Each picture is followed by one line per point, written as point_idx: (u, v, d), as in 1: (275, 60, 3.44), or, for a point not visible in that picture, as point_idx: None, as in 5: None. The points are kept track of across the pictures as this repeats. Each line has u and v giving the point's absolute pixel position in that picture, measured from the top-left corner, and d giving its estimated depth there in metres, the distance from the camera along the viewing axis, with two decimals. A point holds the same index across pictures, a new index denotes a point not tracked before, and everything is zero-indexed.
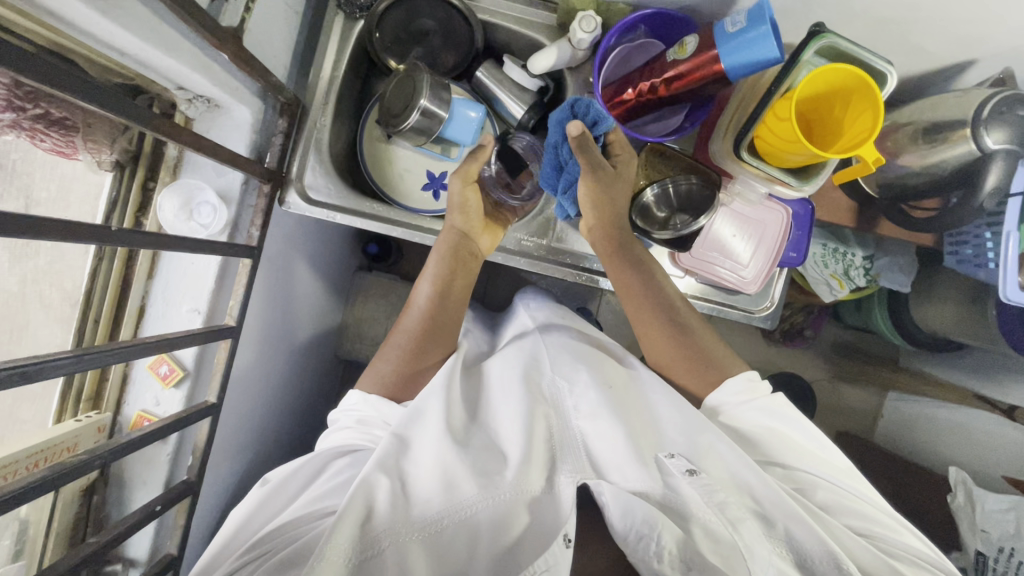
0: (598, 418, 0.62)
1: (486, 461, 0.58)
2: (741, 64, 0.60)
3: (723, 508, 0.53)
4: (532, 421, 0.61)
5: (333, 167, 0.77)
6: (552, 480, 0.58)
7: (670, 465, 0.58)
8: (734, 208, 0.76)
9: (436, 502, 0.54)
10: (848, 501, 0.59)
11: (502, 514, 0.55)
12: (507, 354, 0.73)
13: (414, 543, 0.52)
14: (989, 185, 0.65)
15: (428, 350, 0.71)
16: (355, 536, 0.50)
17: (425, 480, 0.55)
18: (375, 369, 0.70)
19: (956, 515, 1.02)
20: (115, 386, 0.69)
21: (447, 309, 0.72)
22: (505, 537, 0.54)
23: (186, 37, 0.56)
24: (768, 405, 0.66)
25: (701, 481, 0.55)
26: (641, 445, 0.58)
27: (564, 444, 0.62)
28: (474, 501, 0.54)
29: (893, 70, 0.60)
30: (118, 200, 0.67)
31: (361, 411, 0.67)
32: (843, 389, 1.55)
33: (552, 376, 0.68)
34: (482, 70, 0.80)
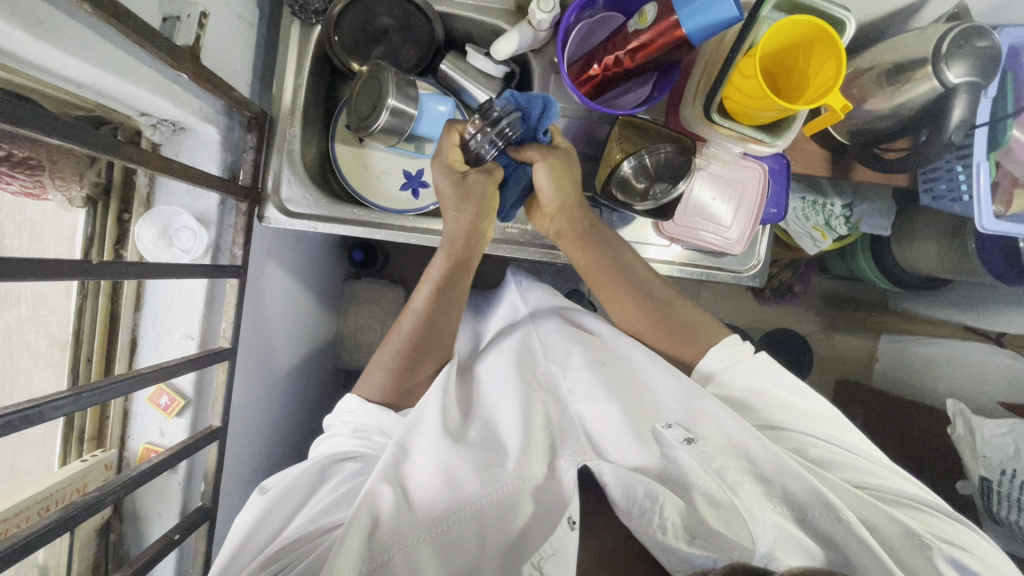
0: (595, 399, 0.63)
1: (487, 455, 0.59)
2: (703, 26, 0.61)
3: (722, 474, 0.53)
4: (529, 408, 0.63)
5: (308, 176, 0.76)
6: (553, 464, 0.59)
7: (668, 435, 0.58)
8: (711, 170, 0.77)
9: (440, 501, 0.55)
10: (838, 455, 0.61)
11: (506, 502, 0.56)
12: (497, 352, 0.73)
13: (423, 543, 0.53)
14: (955, 119, 0.66)
15: (420, 368, 0.69)
16: (363, 547, 0.50)
17: (427, 480, 0.56)
18: (374, 367, 0.69)
19: (959, 445, 1.05)
20: (116, 422, 0.69)
21: (441, 327, 0.70)
22: (513, 525, 0.55)
23: (142, 61, 0.55)
24: (752, 368, 0.67)
25: (700, 449, 0.56)
26: (637, 420, 0.60)
27: (563, 426, 0.63)
28: (477, 495, 0.55)
29: (851, 16, 0.60)
30: (95, 235, 0.66)
31: (358, 423, 0.66)
32: (837, 337, 1.59)
33: (545, 362, 0.70)
34: (446, 62, 0.81)
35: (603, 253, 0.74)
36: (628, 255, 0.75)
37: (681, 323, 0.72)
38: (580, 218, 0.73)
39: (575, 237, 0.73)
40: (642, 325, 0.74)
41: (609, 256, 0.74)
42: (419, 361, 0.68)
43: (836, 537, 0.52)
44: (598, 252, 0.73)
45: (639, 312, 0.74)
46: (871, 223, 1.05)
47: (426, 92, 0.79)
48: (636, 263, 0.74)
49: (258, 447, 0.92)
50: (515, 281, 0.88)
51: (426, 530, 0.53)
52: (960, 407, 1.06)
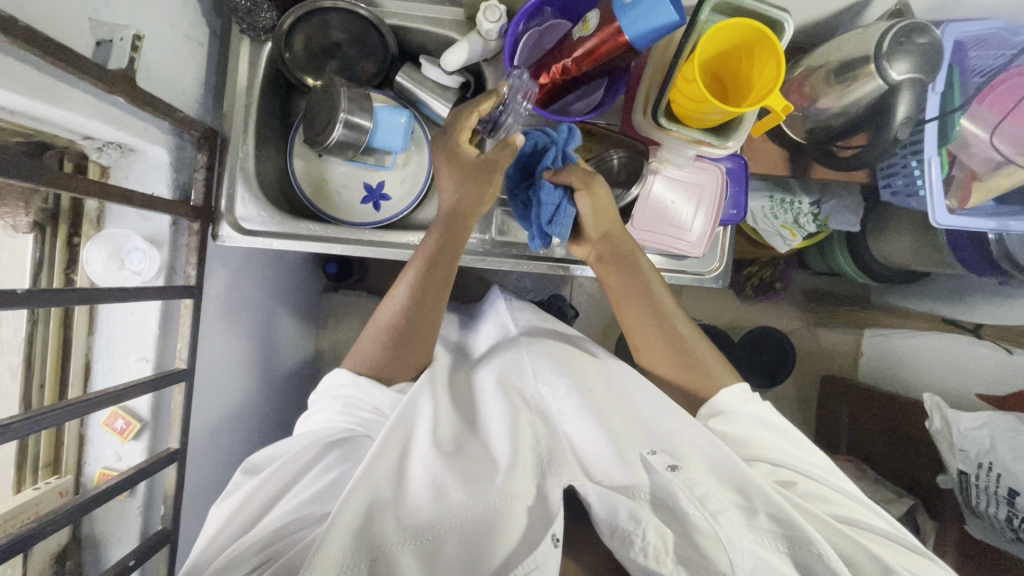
0: (583, 420, 0.63)
1: (475, 471, 0.58)
2: (643, 31, 0.61)
3: (704, 501, 0.53)
4: (517, 423, 0.62)
5: (262, 193, 0.76)
6: (541, 485, 0.58)
7: (654, 461, 0.57)
8: (667, 173, 0.76)
9: (425, 511, 0.54)
10: (827, 493, 0.61)
11: (489, 519, 0.54)
12: (500, 368, 0.72)
13: (405, 549, 0.51)
14: (899, 117, 0.64)
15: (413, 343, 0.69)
16: (345, 543, 0.50)
17: (415, 493, 0.55)
18: (360, 353, 0.69)
19: (936, 439, 1.03)
20: (72, 448, 0.68)
21: (430, 291, 0.69)
22: (493, 554, 0.51)
23: (75, 86, 0.54)
24: (761, 412, 0.66)
25: (684, 475, 0.55)
26: (624, 444, 0.59)
27: (552, 448, 0.61)
28: (462, 506, 0.54)
29: (788, 16, 0.59)
30: (44, 260, 0.65)
31: (349, 396, 0.66)
32: (821, 333, 1.59)
33: (535, 383, 0.69)
34: (401, 74, 0.80)
35: (629, 280, 0.73)
36: (655, 284, 0.74)
37: (691, 362, 0.71)
38: (613, 250, 0.74)
39: (607, 266, 0.75)
40: (656, 356, 0.73)
41: (634, 282, 0.73)
42: (403, 341, 0.69)
43: (814, 567, 0.52)
44: (623, 278, 0.74)
45: (660, 347, 0.72)
46: (840, 220, 1.05)
47: (381, 105, 0.79)
48: (663, 296, 0.73)
49: (231, 465, 0.91)
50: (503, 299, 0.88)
51: (409, 536, 0.52)
52: (936, 400, 1.04)
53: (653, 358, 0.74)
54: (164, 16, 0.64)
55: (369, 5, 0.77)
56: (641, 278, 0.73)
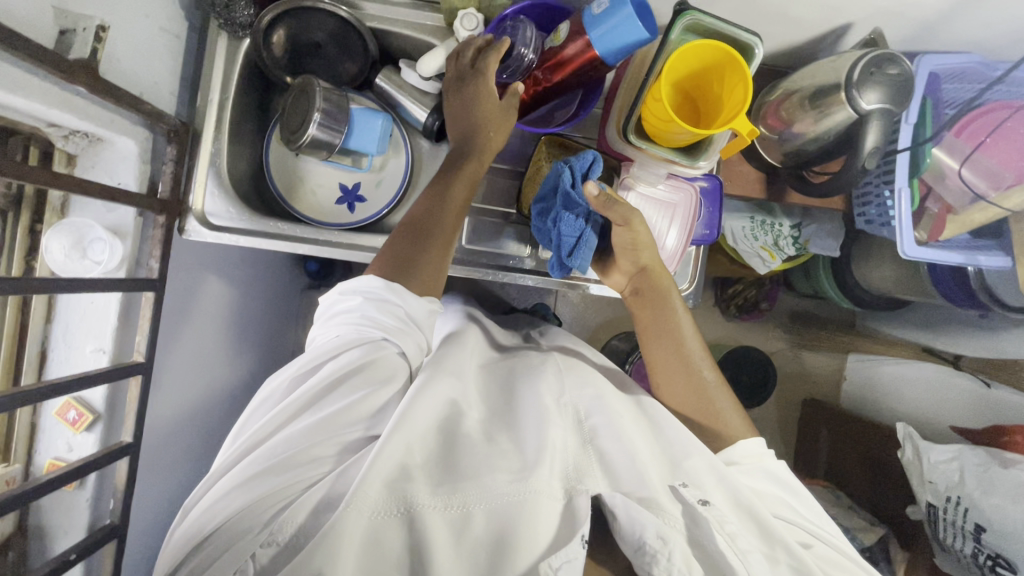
0: (617, 434, 0.61)
1: (506, 460, 0.58)
2: (612, 47, 0.61)
3: (733, 539, 0.56)
4: (550, 426, 0.61)
5: (233, 189, 0.76)
6: (571, 499, 0.58)
7: (685, 495, 0.58)
8: (641, 192, 0.75)
9: (458, 492, 0.55)
10: (844, 560, 0.62)
11: (518, 504, 0.55)
12: (530, 372, 0.68)
13: (435, 517, 0.53)
14: (868, 146, 0.63)
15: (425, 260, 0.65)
16: (381, 493, 0.52)
17: (444, 482, 0.55)
18: (380, 259, 0.65)
19: (908, 470, 1.03)
20: (23, 437, 0.67)
21: (445, 204, 0.67)
22: (517, 559, 0.53)
23: (36, 74, 0.54)
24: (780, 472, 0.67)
25: (715, 511, 0.57)
26: (654, 471, 0.59)
27: (585, 468, 0.60)
28: (497, 492, 0.55)
29: (759, 41, 0.58)
30: (4, 246, 0.65)
31: (381, 299, 0.62)
32: (804, 356, 1.59)
33: (569, 393, 0.66)
34: (382, 78, 0.81)
35: (656, 310, 0.74)
36: (683, 317, 0.74)
37: (707, 407, 0.71)
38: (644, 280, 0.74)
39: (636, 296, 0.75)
40: (670, 383, 0.73)
41: (661, 313, 0.73)
42: (424, 244, 0.65)
43: None
44: (651, 308, 0.74)
45: (677, 379, 0.72)
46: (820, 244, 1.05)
47: (361, 106, 0.79)
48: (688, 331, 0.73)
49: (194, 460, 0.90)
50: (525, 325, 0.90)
51: (438, 508, 0.54)
52: (909, 430, 1.05)
53: (667, 389, 0.74)
54: (139, 8, 0.64)
55: (351, 6, 0.77)
56: (669, 312, 0.73)
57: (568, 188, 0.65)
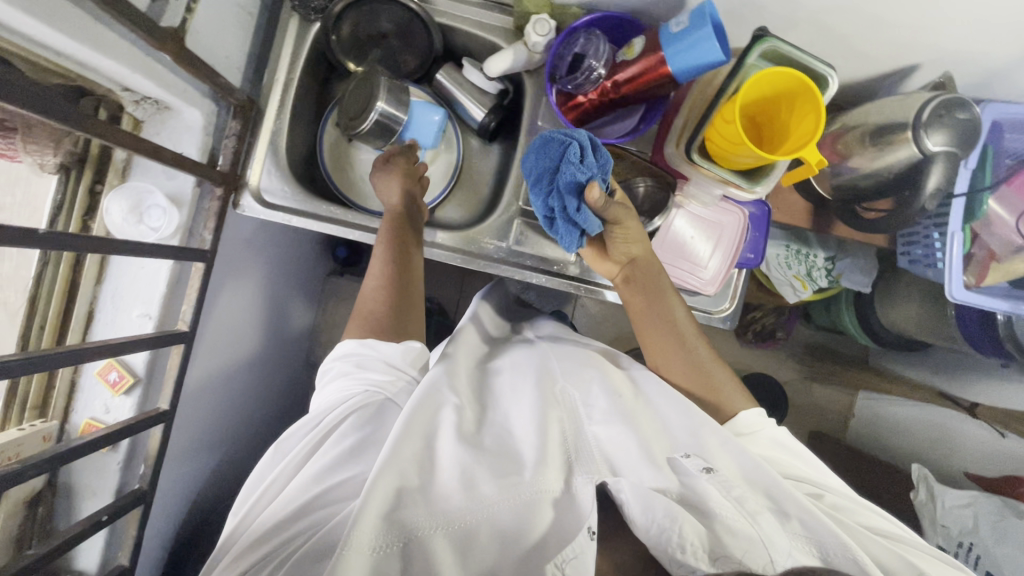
0: (611, 426, 0.62)
1: (502, 464, 0.58)
2: (686, 65, 0.61)
3: (742, 502, 0.55)
4: (544, 423, 0.62)
5: (289, 169, 0.77)
6: (568, 481, 0.59)
7: (685, 464, 0.58)
8: (690, 210, 0.77)
9: (456, 498, 0.54)
10: (855, 507, 0.62)
11: (524, 512, 0.55)
12: (513, 372, 0.73)
13: (437, 533, 0.52)
14: (930, 186, 0.66)
15: (402, 319, 0.71)
16: (378, 523, 0.50)
17: (441, 485, 0.55)
18: (361, 324, 0.70)
19: (920, 511, 1.03)
20: (62, 394, 0.68)
21: (407, 260, 0.73)
22: (528, 538, 0.55)
23: (125, 38, 0.55)
24: (779, 437, 0.68)
25: (719, 478, 0.57)
26: (653, 448, 0.59)
27: (579, 449, 0.62)
28: (494, 498, 0.55)
29: (834, 73, 0.59)
30: (64, 203, 0.65)
31: (359, 356, 0.67)
32: (815, 389, 1.59)
33: (565, 385, 0.69)
34: (442, 74, 0.81)
35: (652, 302, 0.74)
36: (677, 307, 0.74)
37: (711, 387, 0.71)
38: (637, 275, 0.74)
39: (632, 292, 0.75)
40: (673, 368, 0.73)
41: (657, 305, 0.73)
42: (398, 307, 0.71)
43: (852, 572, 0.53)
44: (648, 300, 0.74)
45: (680, 365, 0.73)
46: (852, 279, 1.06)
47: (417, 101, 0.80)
48: (685, 319, 0.74)
49: (215, 433, 0.91)
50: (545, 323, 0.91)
51: (443, 530, 0.52)
52: (924, 472, 1.05)
53: (671, 374, 0.74)
54: None
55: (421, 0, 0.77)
56: (664, 301, 0.73)
57: (563, 162, 0.61)
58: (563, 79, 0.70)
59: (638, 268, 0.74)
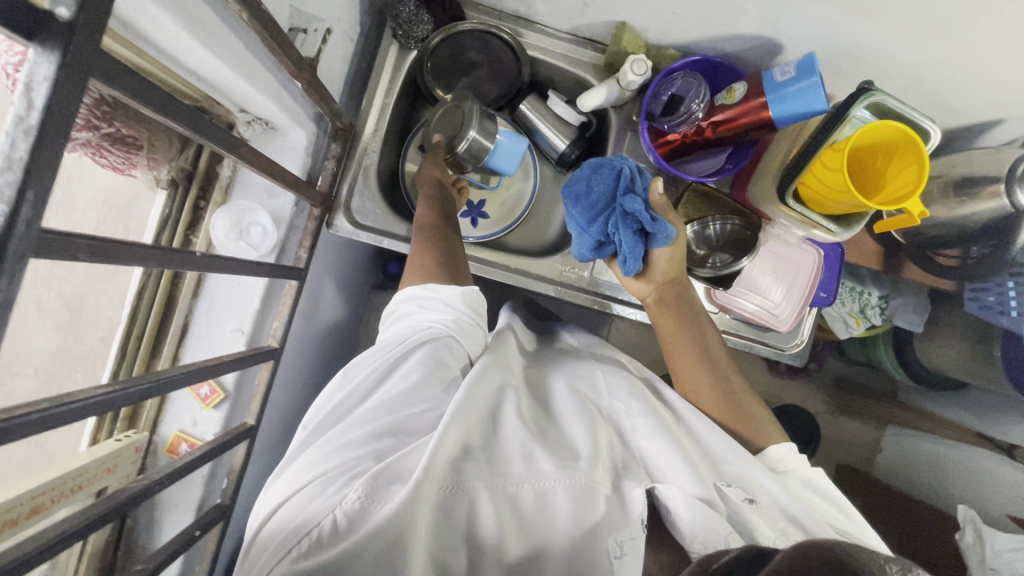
0: (660, 434, 0.55)
1: (557, 445, 0.52)
2: (787, 112, 0.63)
3: (787, 536, 0.49)
4: (595, 423, 0.56)
5: (378, 192, 0.78)
6: (617, 485, 0.50)
7: (729, 493, 0.52)
8: (771, 249, 0.80)
9: (513, 468, 0.49)
10: None
11: (579, 496, 0.47)
12: (569, 374, 0.65)
13: (484, 493, 0.46)
14: (1022, 241, 0.67)
15: (456, 269, 0.68)
16: (449, 460, 0.47)
17: (502, 455, 0.50)
18: (418, 271, 0.66)
19: (967, 553, 1.04)
20: (152, 405, 0.68)
21: (450, 234, 0.72)
22: (585, 520, 0.47)
23: (267, 68, 0.56)
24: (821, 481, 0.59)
25: (762, 510, 0.51)
26: (699, 467, 0.52)
27: (627, 461, 0.53)
28: (554, 477, 0.48)
29: (936, 128, 0.62)
30: (170, 217, 0.66)
31: (420, 298, 0.63)
32: (843, 421, 1.60)
33: (609, 397, 0.61)
34: (527, 103, 0.83)
35: (686, 323, 0.69)
36: (711, 333, 0.70)
37: (745, 416, 0.63)
38: (673, 295, 0.71)
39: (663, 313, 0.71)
40: (700, 388, 0.66)
41: (691, 326, 0.69)
42: (451, 259, 0.68)
43: None
44: (679, 319, 0.70)
45: (706, 380, 0.66)
46: (904, 318, 1.05)
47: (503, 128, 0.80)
48: (716, 345, 0.69)
49: (275, 447, 0.91)
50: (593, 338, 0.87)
51: (500, 494, 0.47)
52: (972, 514, 1.06)
53: (696, 395, 0.67)
54: (338, 11, 0.66)
55: (514, 32, 0.79)
56: (697, 322, 0.69)
57: (620, 193, 0.66)
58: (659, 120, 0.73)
59: (670, 287, 0.71)
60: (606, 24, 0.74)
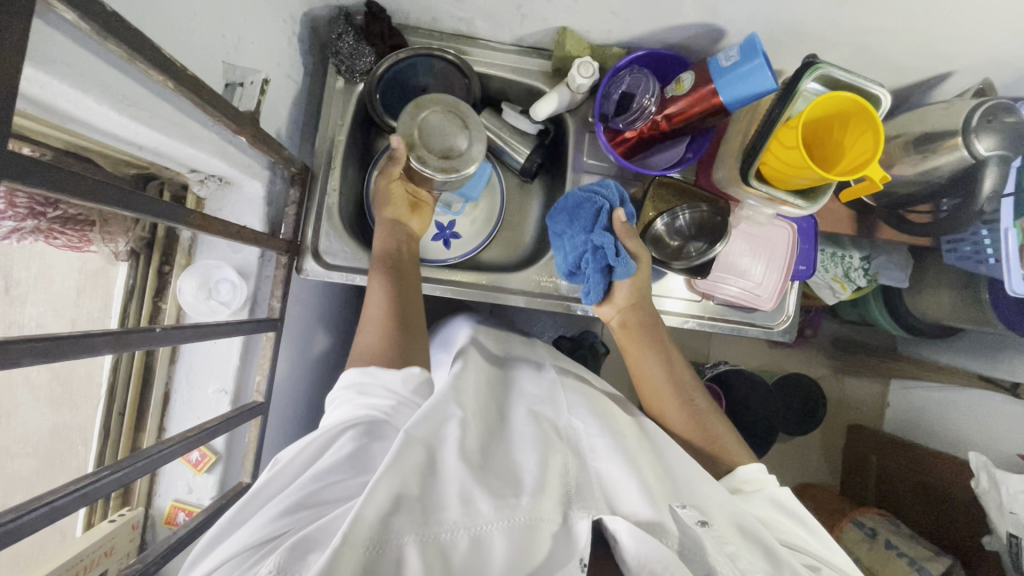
0: (615, 458, 0.56)
1: (502, 483, 0.51)
2: (738, 95, 0.63)
3: (735, 560, 0.49)
4: (547, 453, 0.55)
5: (345, 229, 0.77)
6: (567, 514, 0.50)
7: (683, 515, 0.53)
8: (744, 228, 0.79)
9: (450, 514, 0.46)
10: None
11: (517, 538, 0.46)
12: (533, 398, 0.68)
13: (415, 548, 0.43)
14: (987, 190, 0.69)
15: (407, 340, 0.64)
16: (379, 516, 0.43)
17: (439, 499, 0.47)
18: (359, 350, 0.63)
19: (984, 499, 1.03)
20: (144, 479, 0.67)
21: (405, 290, 0.68)
22: (533, 557, 0.46)
23: (207, 127, 0.55)
24: (778, 493, 0.61)
25: (714, 532, 0.51)
26: (655, 492, 0.53)
27: (580, 485, 0.54)
28: (492, 519, 0.46)
29: (886, 92, 0.62)
30: (136, 287, 0.66)
31: (361, 384, 0.58)
32: (846, 381, 1.60)
33: (568, 419, 0.63)
34: (482, 119, 0.82)
35: (652, 348, 0.71)
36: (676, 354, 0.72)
37: (716, 439, 0.66)
38: (638, 314, 0.72)
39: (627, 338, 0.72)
40: (669, 408, 0.69)
41: (658, 352, 0.70)
42: (403, 328, 0.64)
43: None
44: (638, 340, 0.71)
45: (672, 401, 0.69)
46: (889, 275, 1.07)
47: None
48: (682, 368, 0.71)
49: None
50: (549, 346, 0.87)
51: (429, 546, 0.44)
52: (984, 460, 1.05)
53: (666, 410, 0.70)
54: (274, 58, 0.66)
55: (458, 51, 0.79)
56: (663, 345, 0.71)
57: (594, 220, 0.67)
58: (614, 119, 0.72)
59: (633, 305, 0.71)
60: (548, 31, 0.74)
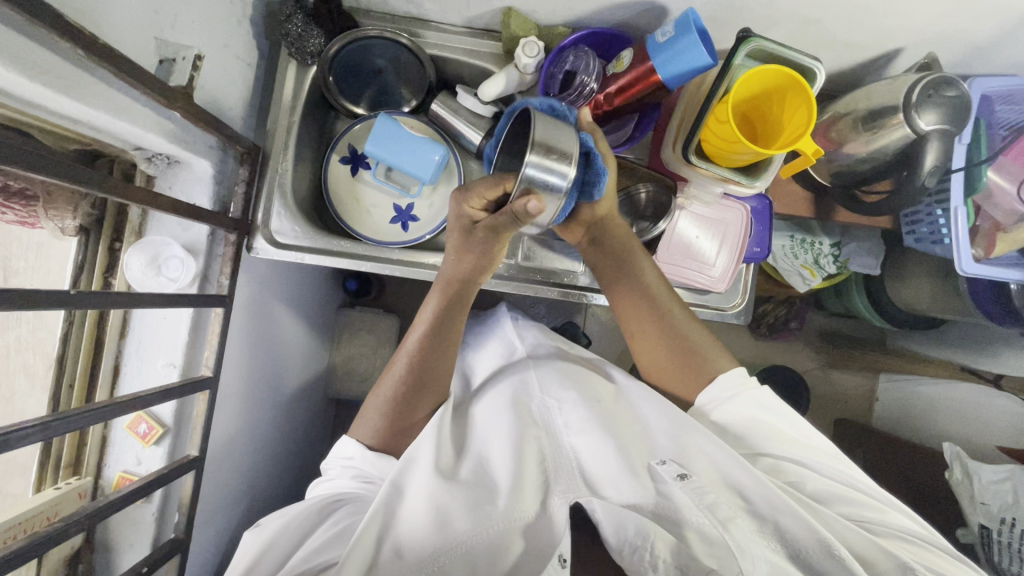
0: (588, 434, 0.64)
1: (477, 493, 0.58)
2: (674, 70, 0.63)
3: (714, 509, 0.52)
4: (521, 444, 0.63)
5: (298, 209, 0.79)
6: (545, 502, 0.58)
7: (662, 472, 0.57)
8: (692, 210, 0.78)
9: (429, 541, 0.53)
10: (836, 490, 0.59)
11: (495, 543, 0.54)
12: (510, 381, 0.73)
13: None
14: (927, 164, 0.65)
15: (411, 410, 0.68)
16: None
17: (420, 515, 0.55)
18: (366, 415, 0.68)
19: (955, 490, 0.98)
20: (94, 450, 0.69)
21: (433, 360, 0.69)
22: (505, 558, 0.54)
23: (136, 100, 0.56)
24: (753, 398, 0.66)
25: (693, 484, 0.55)
26: (631, 456, 0.60)
27: (557, 462, 0.62)
28: (468, 534, 0.54)
29: (820, 65, 0.62)
30: (85, 263, 0.67)
31: (358, 469, 0.65)
32: (834, 375, 1.48)
33: (541, 398, 0.70)
34: (437, 103, 0.82)
35: (626, 278, 0.74)
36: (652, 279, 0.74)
37: (693, 351, 0.70)
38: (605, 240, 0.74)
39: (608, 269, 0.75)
40: (654, 350, 0.73)
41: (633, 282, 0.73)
42: (417, 396, 0.68)
43: (820, 565, 0.52)
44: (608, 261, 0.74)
45: (654, 334, 0.73)
46: (860, 262, 1.05)
47: (393, 118, 0.79)
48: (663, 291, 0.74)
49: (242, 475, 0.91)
50: (511, 315, 0.88)
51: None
52: (955, 450, 0.99)
53: (652, 351, 0.73)
54: (219, 38, 0.67)
55: (410, 34, 0.80)
56: (634, 276, 0.73)
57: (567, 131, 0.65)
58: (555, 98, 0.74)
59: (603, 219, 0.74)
60: (494, 13, 0.75)
